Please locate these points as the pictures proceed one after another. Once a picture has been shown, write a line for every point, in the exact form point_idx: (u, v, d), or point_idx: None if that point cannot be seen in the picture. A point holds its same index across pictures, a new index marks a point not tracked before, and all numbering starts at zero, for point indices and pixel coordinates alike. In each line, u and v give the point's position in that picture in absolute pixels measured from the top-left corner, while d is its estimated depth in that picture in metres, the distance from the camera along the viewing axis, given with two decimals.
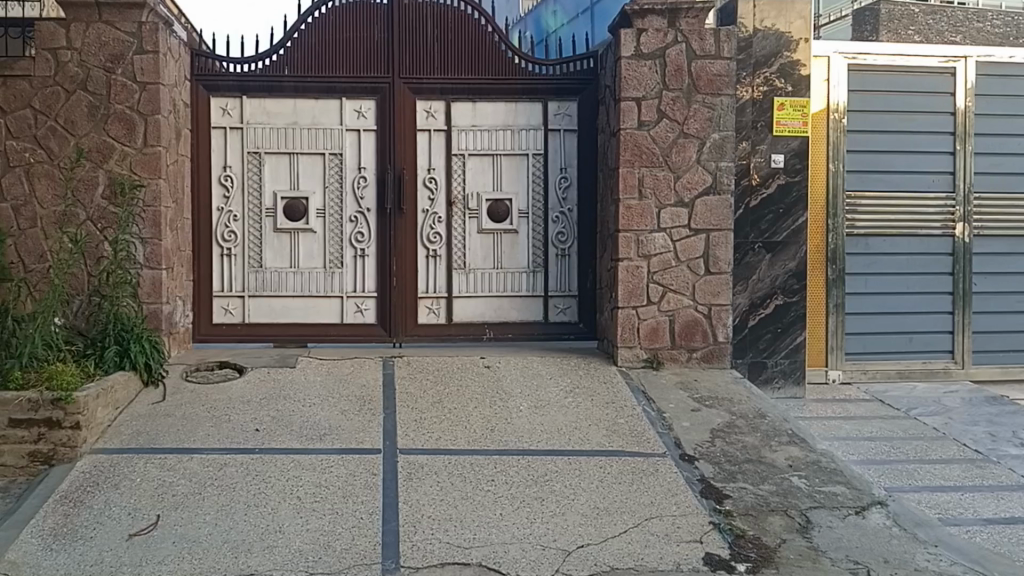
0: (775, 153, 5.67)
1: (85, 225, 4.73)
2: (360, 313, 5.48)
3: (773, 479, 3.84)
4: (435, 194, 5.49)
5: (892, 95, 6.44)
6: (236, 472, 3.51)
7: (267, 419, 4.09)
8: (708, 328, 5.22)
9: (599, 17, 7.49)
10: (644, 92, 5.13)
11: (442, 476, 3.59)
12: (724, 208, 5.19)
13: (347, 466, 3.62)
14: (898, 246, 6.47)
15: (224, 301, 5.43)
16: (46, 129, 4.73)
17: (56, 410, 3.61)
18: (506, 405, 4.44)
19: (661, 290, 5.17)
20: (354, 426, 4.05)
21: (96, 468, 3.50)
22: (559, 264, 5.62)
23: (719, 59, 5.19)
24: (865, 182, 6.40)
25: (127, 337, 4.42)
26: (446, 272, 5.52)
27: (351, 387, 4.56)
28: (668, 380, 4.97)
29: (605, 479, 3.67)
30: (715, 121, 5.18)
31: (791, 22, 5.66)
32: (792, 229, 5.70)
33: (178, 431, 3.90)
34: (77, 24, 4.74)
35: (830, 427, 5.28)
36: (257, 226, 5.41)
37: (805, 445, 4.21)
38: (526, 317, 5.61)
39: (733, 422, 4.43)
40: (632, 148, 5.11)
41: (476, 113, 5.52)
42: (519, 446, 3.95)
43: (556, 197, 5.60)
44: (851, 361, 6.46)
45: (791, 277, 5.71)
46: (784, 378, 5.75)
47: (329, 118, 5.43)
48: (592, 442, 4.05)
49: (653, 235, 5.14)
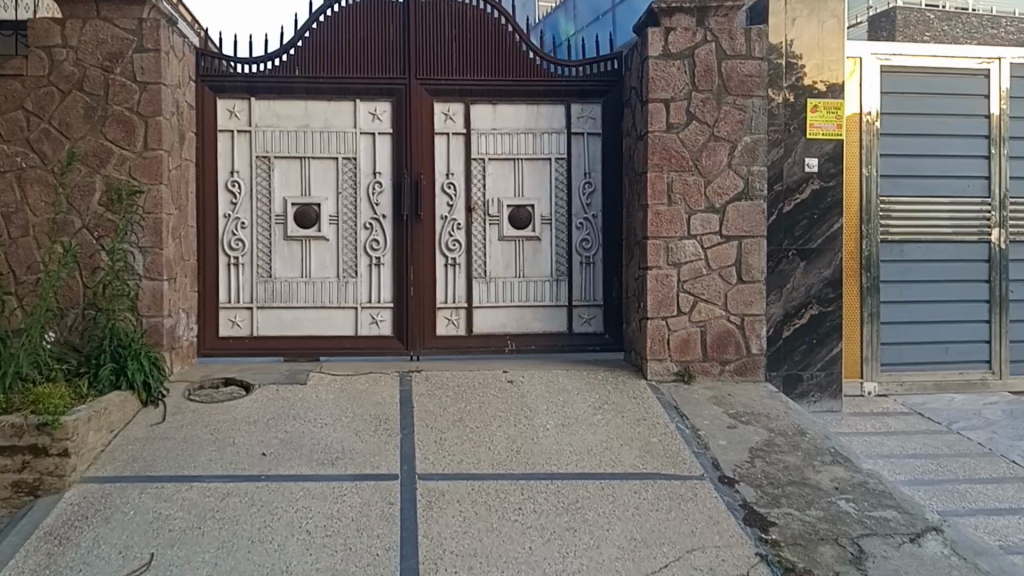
0: (808, 157, 5.38)
1: (81, 234, 4.50)
2: (375, 324, 5.23)
3: (820, 504, 3.56)
4: (453, 200, 5.24)
5: (927, 97, 6.15)
6: (239, 503, 3.26)
7: (275, 442, 3.83)
8: (741, 339, 4.94)
9: (623, 19, 7.26)
10: (672, 93, 4.86)
11: (464, 505, 3.32)
12: (757, 213, 4.92)
13: (361, 495, 3.37)
14: (935, 252, 6.17)
15: (231, 312, 5.19)
16: (39, 131, 4.49)
17: (41, 436, 3.36)
18: (530, 423, 4.18)
19: (692, 299, 4.89)
20: (369, 448, 3.80)
21: (86, 500, 3.25)
22: (583, 272, 5.36)
23: (750, 59, 4.92)
24: (903, 186, 6.10)
25: (124, 354, 4.18)
26: (466, 281, 5.27)
27: (366, 405, 4.31)
28: (701, 395, 4.68)
29: (641, 506, 3.39)
30: (747, 124, 4.92)
31: (823, 21, 5.38)
32: (827, 235, 5.41)
33: (178, 456, 3.65)
34: (73, 21, 4.52)
35: (872, 444, 4.97)
36: (267, 234, 5.17)
37: (849, 465, 3.92)
38: (549, 328, 5.35)
39: (772, 440, 4.15)
40: (660, 151, 4.84)
41: (496, 116, 5.27)
42: (545, 470, 3.68)
43: (580, 202, 5.34)
44: (888, 372, 6.15)
45: (827, 286, 5.42)
46: (820, 392, 5.46)
47: (341, 121, 5.18)
48: (625, 464, 3.78)
49: (684, 242, 4.87)
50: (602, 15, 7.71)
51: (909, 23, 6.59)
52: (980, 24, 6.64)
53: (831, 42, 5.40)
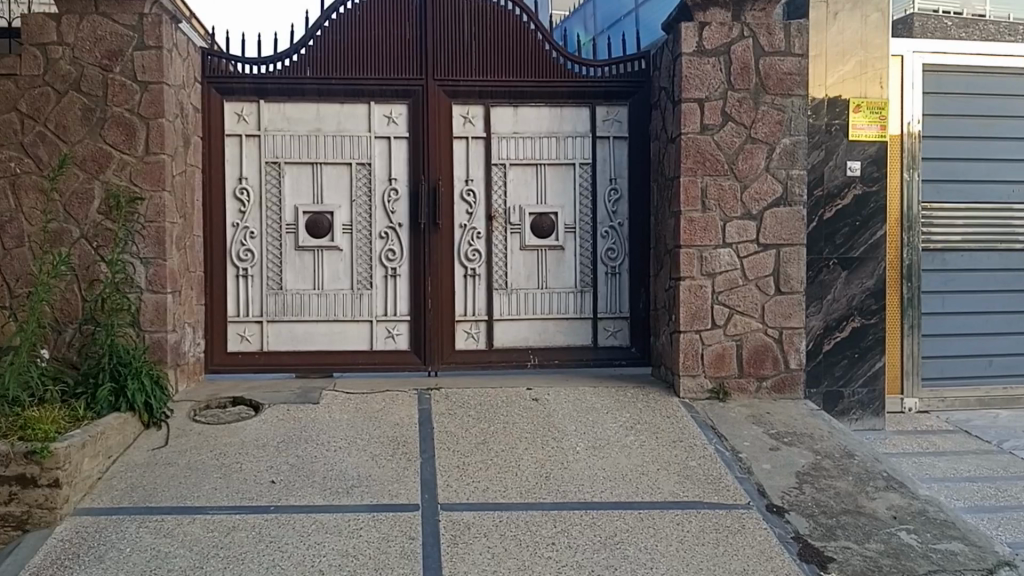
0: (851, 160, 5.10)
1: (79, 244, 4.27)
2: (391, 338, 4.97)
3: (879, 537, 3.24)
4: (473, 208, 4.98)
5: (971, 97, 5.84)
6: (246, 538, 2.99)
7: (285, 468, 3.56)
8: (779, 354, 4.64)
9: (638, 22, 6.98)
10: (707, 92, 4.57)
11: (492, 540, 3.04)
12: (797, 220, 4.63)
13: (380, 528, 3.08)
14: (978, 261, 5.87)
15: (240, 327, 4.92)
16: (34, 135, 4.26)
17: (30, 466, 3.09)
18: (559, 446, 3.89)
19: (727, 312, 4.60)
20: (387, 475, 3.52)
21: (79, 535, 2.99)
22: (608, 283, 5.08)
23: (790, 56, 4.63)
24: (946, 192, 5.78)
25: (124, 373, 3.92)
26: (486, 292, 5.00)
27: (383, 426, 4.03)
28: (738, 414, 4.39)
29: (685, 540, 3.10)
30: (787, 125, 4.63)
31: (867, 15, 5.10)
32: (870, 243, 5.11)
33: (180, 485, 3.38)
34: (69, 16, 4.29)
35: (923, 466, 4.66)
36: (278, 243, 4.91)
37: (905, 491, 3.60)
38: (574, 341, 5.08)
39: (820, 463, 3.85)
40: (694, 154, 4.55)
41: (518, 119, 5.01)
42: (579, 499, 3.39)
43: (605, 210, 5.07)
44: (928, 388, 5.82)
45: (869, 297, 5.12)
46: (861, 409, 5.16)
47: (356, 125, 4.92)
48: (664, 492, 3.48)
49: (719, 251, 4.58)
50: (617, 21, 7.38)
51: (926, 30, 5.71)
52: (997, 31, 5.86)
53: (876, 36, 5.10)
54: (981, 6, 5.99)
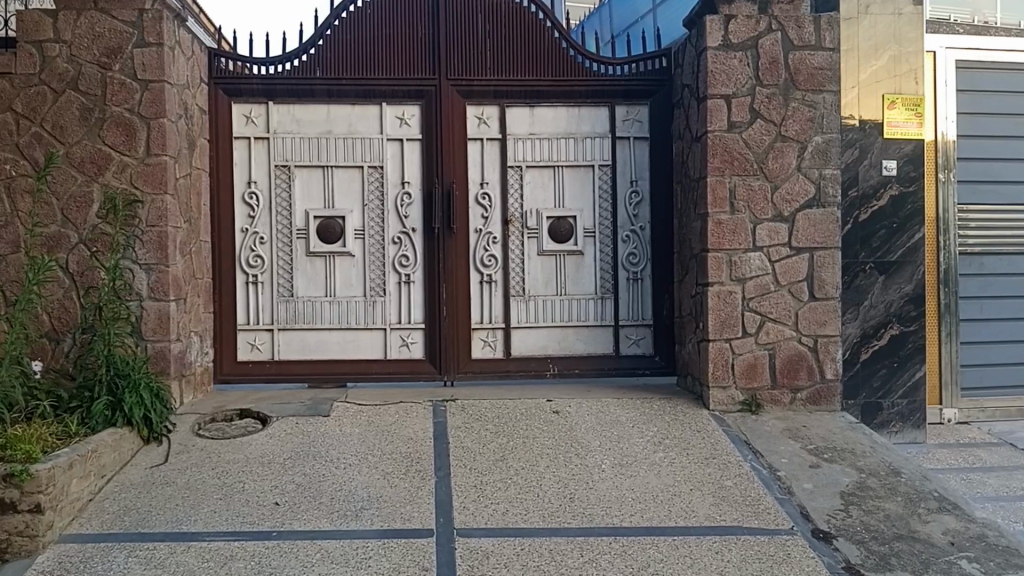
0: (886, 160, 4.82)
1: (77, 249, 4.03)
2: (406, 347, 4.72)
3: (938, 566, 2.95)
4: (489, 212, 4.73)
5: (1007, 94, 5.55)
6: (244, 569, 2.74)
7: (291, 488, 3.31)
8: (814, 364, 4.36)
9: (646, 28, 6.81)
10: (734, 88, 4.31)
11: (513, 571, 2.78)
12: (831, 222, 4.35)
13: (390, 558, 2.83)
14: (1017, 265, 5.57)
15: (249, 335, 4.68)
16: (30, 135, 4.04)
17: (9, 490, 2.85)
18: (584, 463, 3.62)
19: (760, 319, 4.32)
20: (400, 496, 3.26)
21: (62, 566, 2.75)
22: (630, 289, 4.81)
23: (820, 50, 4.36)
24: (984, 193, 5.48)
25: (122, 385, 3.68)
26: (503, 299, 4.75)
27: (396, 441, 3.78)
28: (773, 427, 4.11)
29: (726, 572, 2.83)
30: (818, 122, 4.36)
31: (900, 8, 4.83)
32: (908, 246, 4.83)
33: (176, 508, 3.13)
34: (66, 12, 4.07)
35: (972, 483, 4.36)
36: (288, 249, 4.67)
37: (961, 513, 3.31)
38: (595, 349, 4.82)
39: (865, 482, 3.57)
40: (722, 153, 4.28)
41: (534, 120, 4.75)
42: (607, 524, 3.12)
43: (626, 213, 4.80)
44: (968, 397, 5.52)
45: (908, 303, 4.84)
46: (902, 422, 4.87)
47: (367, 126, 4.68)
48: (700, 515, 3.21)
49: (749, 255, 4.31)
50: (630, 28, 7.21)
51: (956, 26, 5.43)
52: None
53: (909, 31, 4.83)
54: (991, 14, 5.54)
